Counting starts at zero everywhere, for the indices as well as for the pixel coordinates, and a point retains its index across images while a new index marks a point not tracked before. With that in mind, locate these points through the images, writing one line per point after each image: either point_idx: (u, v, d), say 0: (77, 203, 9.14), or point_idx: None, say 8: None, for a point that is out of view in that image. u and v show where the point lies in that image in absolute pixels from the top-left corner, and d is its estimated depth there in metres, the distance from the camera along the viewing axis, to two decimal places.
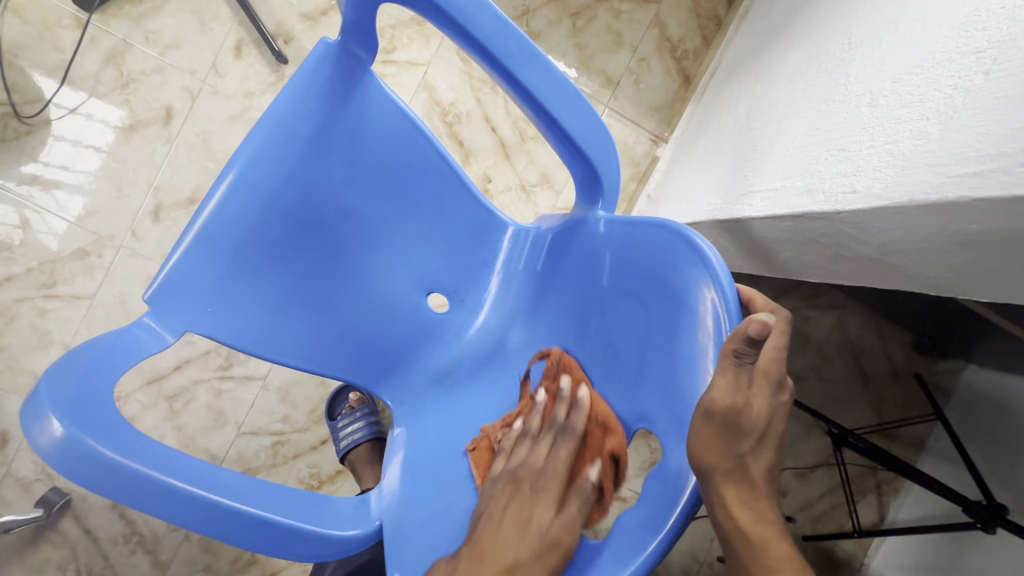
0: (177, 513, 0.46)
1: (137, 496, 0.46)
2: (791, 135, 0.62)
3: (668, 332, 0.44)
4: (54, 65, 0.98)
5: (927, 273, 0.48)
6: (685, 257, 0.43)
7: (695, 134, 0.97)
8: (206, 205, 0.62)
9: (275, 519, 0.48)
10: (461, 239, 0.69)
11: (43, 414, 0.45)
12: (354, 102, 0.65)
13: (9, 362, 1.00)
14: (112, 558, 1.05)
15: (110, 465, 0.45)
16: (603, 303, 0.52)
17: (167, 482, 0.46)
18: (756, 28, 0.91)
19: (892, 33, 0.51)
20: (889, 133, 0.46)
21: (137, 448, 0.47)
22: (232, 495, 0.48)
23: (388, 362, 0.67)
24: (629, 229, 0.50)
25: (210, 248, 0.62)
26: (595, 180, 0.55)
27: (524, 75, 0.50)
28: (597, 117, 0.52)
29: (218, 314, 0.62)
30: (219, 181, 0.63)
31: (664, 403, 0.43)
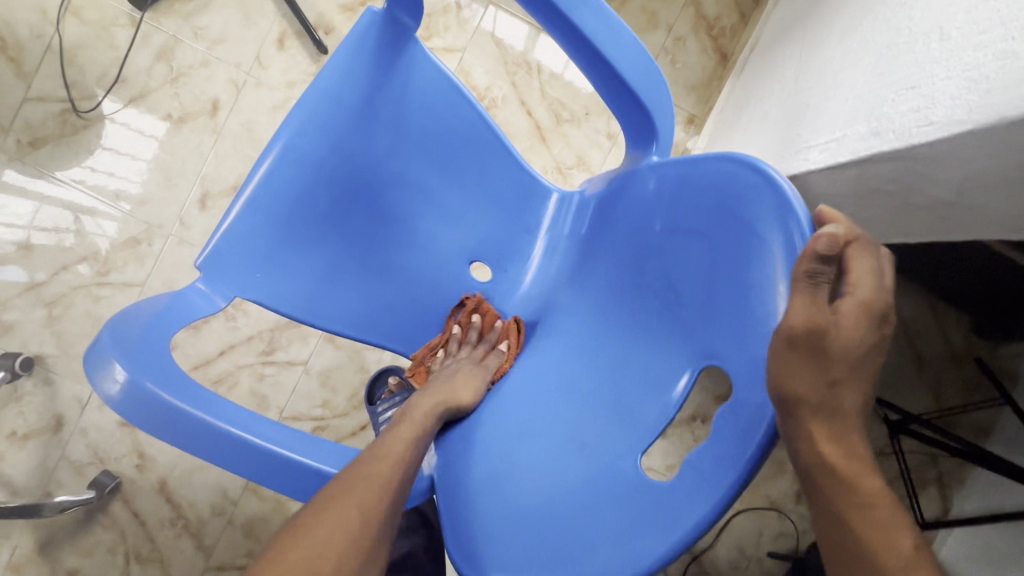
0: (231, 459, 0.47)
1: (196, 442, 0.46)
2: (849, 86, 0.59)
3: (738, 263, 0.43)
4: (109, 62, 1.03)
5: (1016, 210, 0.45)
6: (755, 188, 0.42)
7: (739, 106, 0.95)
8: (257, 172, 0.64)
9: (332, 470, 0.48)
10: (506, 204, 0.69)
11: (107, 360, 0.46)
12: (400, 70, 0.66)
13: (67, 348, 1.05)
14: (159, 541, 1.07)
15: (168, 409, 0.46)
16: (660, 248, 0.50)
17: (226, 429, 0.46)
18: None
19: None
20: (967, 62, 0.43)
21: (194, 393, 0.48)
22: (290, 447, 0.48)
23: (434, 329, 0.68)
24: (690, 168, 0.48)
25: (261, 215, 0.63)
26: (648, 124, 0.54)
27: (580, 17, 0.50)
28: (652, 59, 0.52)
29: (265, 280, 0.62)
30: (267, 152, 0.64)
31: (736, 339, 0.42)
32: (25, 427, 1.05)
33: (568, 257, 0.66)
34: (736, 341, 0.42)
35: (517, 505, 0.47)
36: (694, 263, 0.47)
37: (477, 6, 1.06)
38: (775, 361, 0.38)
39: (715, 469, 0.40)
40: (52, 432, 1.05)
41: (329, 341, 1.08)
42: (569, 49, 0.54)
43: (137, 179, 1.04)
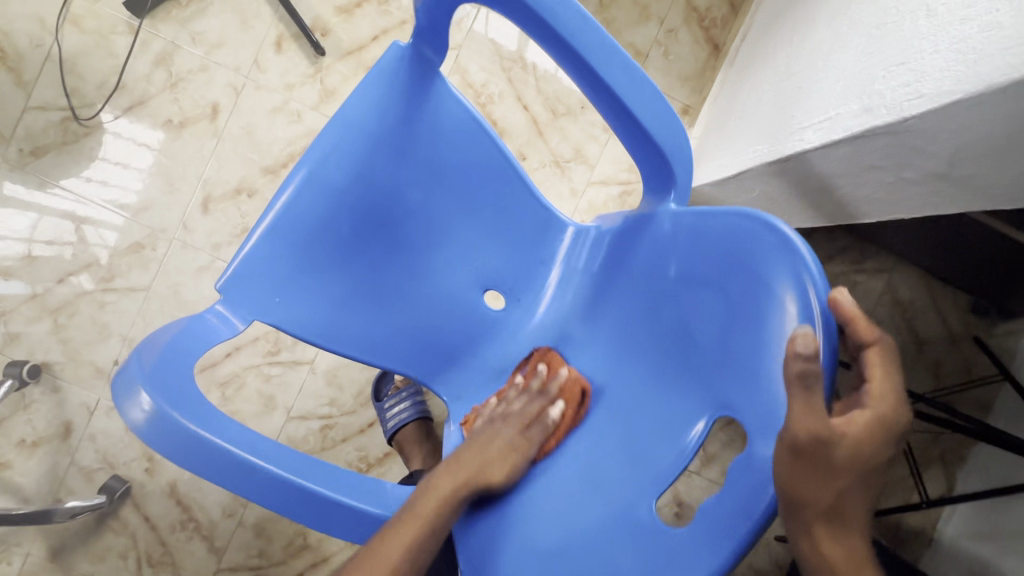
0: (254, 490, 0.48)
1: (222, 471, 0.47)
2: (841, 68, 0.61)
3: (755, 319, 0.46)
4: (108, 70, 1.04)
5: (1008, 179, 0.47)
6: (773, 248, 0.46)
7: (732, 93, 0.96)
8: (280, 198, 0.65)
9: (354, 505, 0.49)
10: (523, 242, 0.70)
11: (134, 388, 0.47)
12: (423, 105, 0.67)
13: (74, 354, 1.05)
14: (170, 544, 1.08)
15: (192, 440, 0.47)
16: (680, 297, 0.54)
17: (254, 463, 0.47)
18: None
19: None
20: (954, 35, 0.44)
21: (217, 422, 0.49)
22: (314, 479, 0.49)
23: (449, 357, 0.68)
24: (710, 223, 0.52)
25: (280, 239, 0.64)
26: (664, 166, 0.58)
27: (579, 41, 0.54)
28: (643, 75, 0.55)
29: (284, 303, 0.63)
30: (290, 178, 0.66)
31: (750, 391, 0.46)
32: (34, 435, 1.05)
33: (581, 292, 0.67)
34: (748, 392, 0.46)
35: (545, 551, 0.51)
36: (710, 314, 0.51)
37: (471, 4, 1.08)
38: (785, 472, 0.41)
39: (729, 521, 0.43)
40: (61, 438, 1.06)
41: None
42: (556, 55, 0.57)
43: (139, 187, 1.05)
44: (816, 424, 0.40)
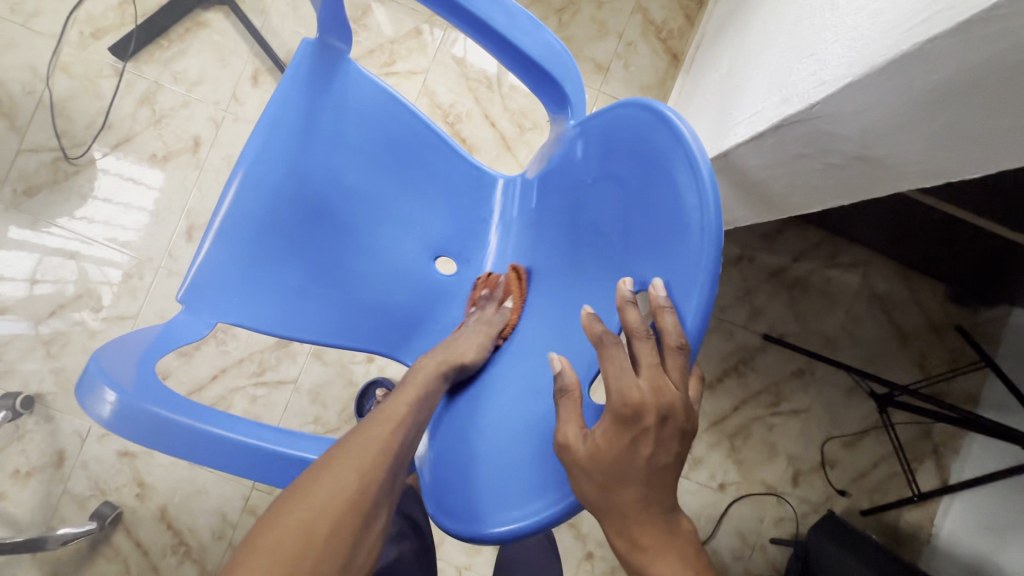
0: (220, 461, 0.49)
1: (185, 446, 0.49)
2: (766, 65, 0.64)
3: (645, 195, 0.43)
4: (96, 111, 1.10)
5: (917, 157, 0.48)
6: (647, 125, 0.43)
7: (687, 95, 0.99)
8: (224, 206, 0.69)
9: (314, 457, 0.50)
10: (455, 194, 0.73)
11: (96, 385, 0.49)
12: (339, 87, 0.71)
13: (66, 383, 1.08)
14: (162, 569, 1.09)
15: (156, 422, 0.48)
16: (586, 202, 0.51)
17: (210, 430, 0.49)
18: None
19: None
20: (848, 24, 0.47)
21: (181, 404, 0.51)
22: (272, 440, 0.50)
23: (408, 326, 0.71)
24: (606, 120, 0.49)
25: (231, 243, 0.69)
26: (559, 92, 0.57)
27: (477, 7, 0.54)
28: (554, 39, 0.55)
29: (243, 302, 0.67)
30: (231, 182, 0.70)
31: (654, 264, 0.41)
32: (28, 465, 1.08)
33: (520, 235, 0.68)
34: (659, 268, 0.41)
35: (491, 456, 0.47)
36: (610, 205, 0.48)
37: (436, 31, 1.13)
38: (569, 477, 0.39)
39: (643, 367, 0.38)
40: (55, 467, 1.08)
41: (317, 358, 1.12)
42: (478, 38, 0.58)
43: (142, 228, 1.09)
44: (567, 432, 0.40)
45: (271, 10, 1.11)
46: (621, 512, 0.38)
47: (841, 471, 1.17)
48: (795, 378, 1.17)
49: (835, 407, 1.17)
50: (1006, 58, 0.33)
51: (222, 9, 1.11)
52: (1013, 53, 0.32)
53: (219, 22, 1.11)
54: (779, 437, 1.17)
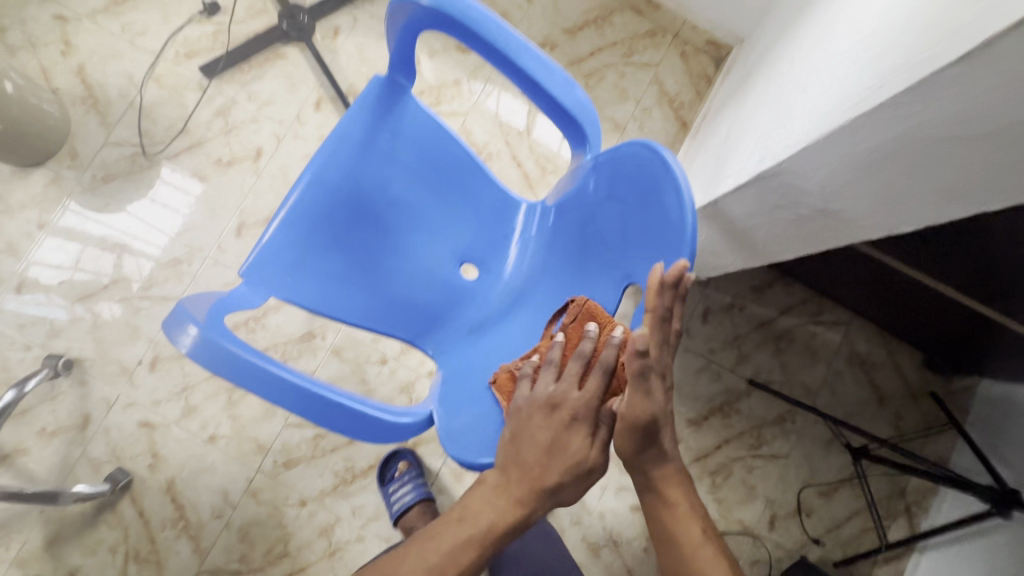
0: (269, 394, 0.59)
1: (246, 378, 0.58)
2: (754, 131, 0.78)
3: (642, 212, 0.57)
4: (177, 118, 1.26)
5: (862, 211, 0.60)
6: (642, 159, 0.57)
7: (693, 152, 1.13)
8: (288, 203, 0.82)
9: (347, 402, 0.59)
10: (485, 212, 0.86)
11: (183, 322, 0.60)
12: (398, 113, 0.85)
13: (104, 352, 1.18)
14: (159, 541, 1.14)
15: (223, 355, 0.58)
16: (593, 215, 0.66)
17: (268, 367, 0.58)
18: (750, 65, 1.08)
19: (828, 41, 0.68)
20: (811, 102, 0.61)
21: (244, 345, 0.61)
22: (317, 383, 0.59)
23: (431, 319, 0.83)
24: (612, 155, 0.62)
25: (291, 231, 0.81)
26: (580, 132, 0.70)
27: (521, 61, 0.67)
28: (580, 90, 0.68)
29: (294, 282, 0.79)
30: (298, 181, 0.83)
31: (646, 264, 0.57)
32: (55, 424, 1.16)
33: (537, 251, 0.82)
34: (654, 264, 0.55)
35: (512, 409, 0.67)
36: (613, 218, 0.62)
37: (479, 82, 1.30)
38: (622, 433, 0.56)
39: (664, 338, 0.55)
40: (78, 429, 1.16)
41: (335, 355, 1.21)
42: (521, 85, 0.71)
43: (175, 230, 1.22)
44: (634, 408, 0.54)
45: (340, 51, 1.29)
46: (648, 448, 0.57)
47: (816, 521, 1.21)
48: (776, 425, 1.24)
49: (813, 457, 1.24)
50: (910, 132, 0.46)
51: (299, 45, 1.29)
52: (914, 127, 0.45)
53: (294, 54, 1.28)
54: (758, 480, 1.23)
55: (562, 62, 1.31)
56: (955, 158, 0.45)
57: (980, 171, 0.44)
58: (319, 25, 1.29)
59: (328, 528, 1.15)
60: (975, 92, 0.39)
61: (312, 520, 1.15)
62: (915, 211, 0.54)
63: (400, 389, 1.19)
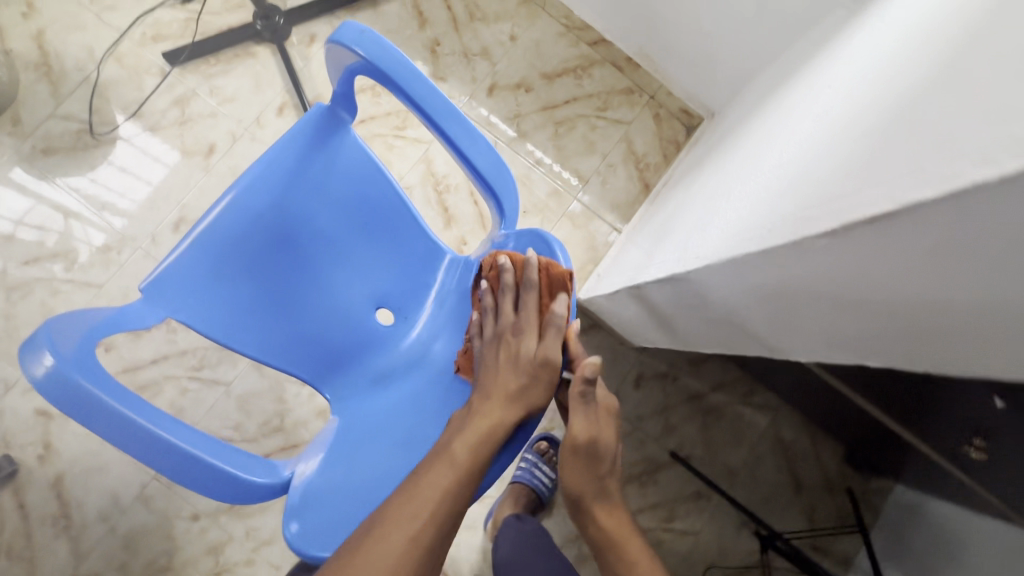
0: (121, 440, 0.56)
1: (97, 419, 0.56)
2: (687, 223, 0.76)
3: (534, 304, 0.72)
4: (132, 100, 1.22)
5: (763, 330, 0.59)
6: (541, 257, 0.72)
7: (645, 220, 1.12)
8: (203, 220, 0.78)
9: (204, 458, 0.57)
10: (410, 259, 0.86)
11: (39, 348, 0.56)
12: (334, 146, 0.83)
13: (11, 331, 1.12)
14: (35, 538, 1.08)
15: (77, 392, 0.55)
16: None
17: (122, 410, 0.56)
18: (711, 144, 1.08)
19: (762, 153, 0.67)
20: (727, 218, 0.60)
21: (105, 381, 0.58)
22: (173, 432, 0.57)
23: (337, 361, 0.81)
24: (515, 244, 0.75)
25: (198, 250, 0.77)
26: (498, 207, 0.71)
27: (446, 125, 0.66)
28: (501, 158, 0.68)
29: (195, 305, 0.75)
30: (218, 200, 0.79)
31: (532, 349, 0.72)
32: None
33: (454, 311, 0.84)
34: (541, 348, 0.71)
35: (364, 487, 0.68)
36: None
37: None
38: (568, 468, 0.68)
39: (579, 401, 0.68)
40: None
41: (255, 368, 1.17)
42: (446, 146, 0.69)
43: (140, 199, 1.19)
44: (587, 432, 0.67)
45: (313, 59, 1.27)
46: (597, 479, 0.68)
47: None
48: (691, 500, 1.23)
49: (724, 537, 1.23)
50: (792, 278, 0.45)
51: (271, 46, 1.26)
52: (794, 275, 0.45)
53: (265, 56, 1.25)
54: (665, 554, 1.21)
55: (535, 105, 1.30)
56: (836, 309, 0.44)
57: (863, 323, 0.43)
58: (296, 30, 1.27)
59: (217, 547, 1.11)
60: (870, 261, 0.36)
61: (202, 536, 1.11)
62: (806, 343, 0.53)
63: (316, 413, 1.16)
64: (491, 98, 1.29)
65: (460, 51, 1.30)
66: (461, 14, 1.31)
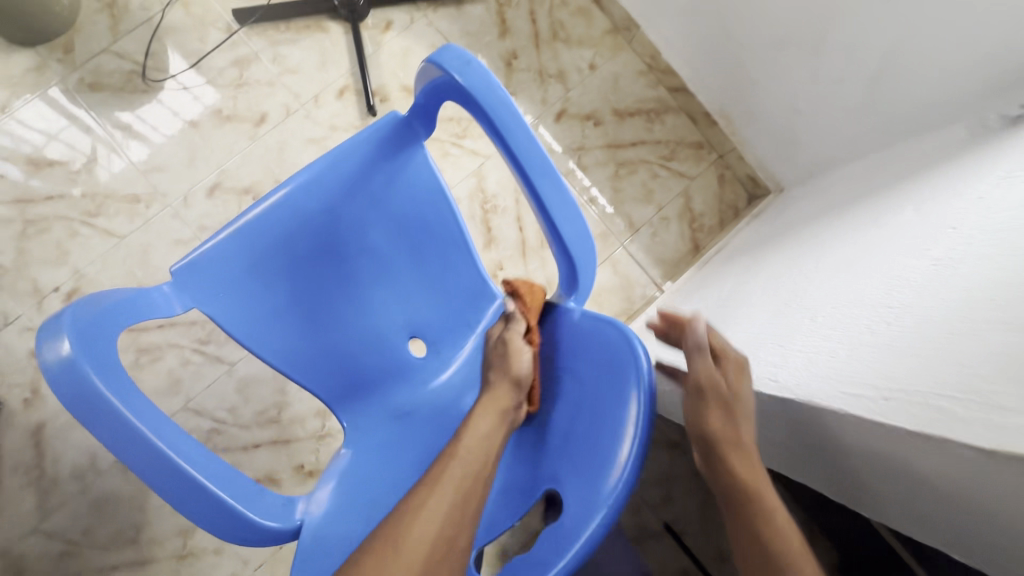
0: (124, 452, 0.51)
1: (103, 423, 0.51)
2: (753, 322, 0.73)
3: (597, 405, 0.64)
4: (192, 51, 1.16)
5: (832, 466, 0.58)
6: (624, 359, 0.63)
7: (691, 290, 1.09)
8: (252, 208, 0.73)
9: (212, 489, 0.53)
10: (455, 294, 0.84)
11: (59, 335, 0.52)
12: (403, 162, 0.79)
13: (22, 266, 1.08)
14: (4, 483, 1.04)
15: (88, 391, 0.51)
16: (556, 388, 0.70)
17: (128, 416, 0.51)
18: (776, 227, 1.04)
19: (849, 270, 0.65)
20: (814, 344, 0.57)
21: (120, 382, 0.54)
22: (181, 453, 0.52)
23: (359, 386, 0.78)
24: (591, 332, 0.68)
25: (241, 243, 0.72)
26: (572, 276, 0.70)
27: (540, 184, 0.64)
28: (586, 225, 0.67)
29: (226, 300, 0.71)
30: (270, 192, 0.74)
31: (583, 459, 0.61)
32: None
33: None
34: (590, 465, 0.60)
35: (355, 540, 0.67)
36: (568, 399, 0.68)
37: None
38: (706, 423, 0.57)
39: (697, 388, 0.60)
40: None
41: None
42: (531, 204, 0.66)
43: (169, 134, 1.14)
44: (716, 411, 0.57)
45: (385, 47, 1.21)
46: (736, 443, 0.56)
47: None
48: None
49: None
50: (908, 454, 0.44)
51: (345, 26, 1.21)
52: (914, 454, 0.43)
53: (337, 34, 1.20)
54: None
55: (601, 140, 1.25)
56: (946, 493, 0.44)
57: (973, 515, 0.43)
58: (373, 13, 1.21)
59: (188, 529, 1.07)
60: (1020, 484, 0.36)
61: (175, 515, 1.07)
62: (886, 496, 0.53)
63: (315, 412, 1.12)
64: (558, 124, 1.24)
65: (536, 69, 1.25)
66: (545, 31, 1.26)
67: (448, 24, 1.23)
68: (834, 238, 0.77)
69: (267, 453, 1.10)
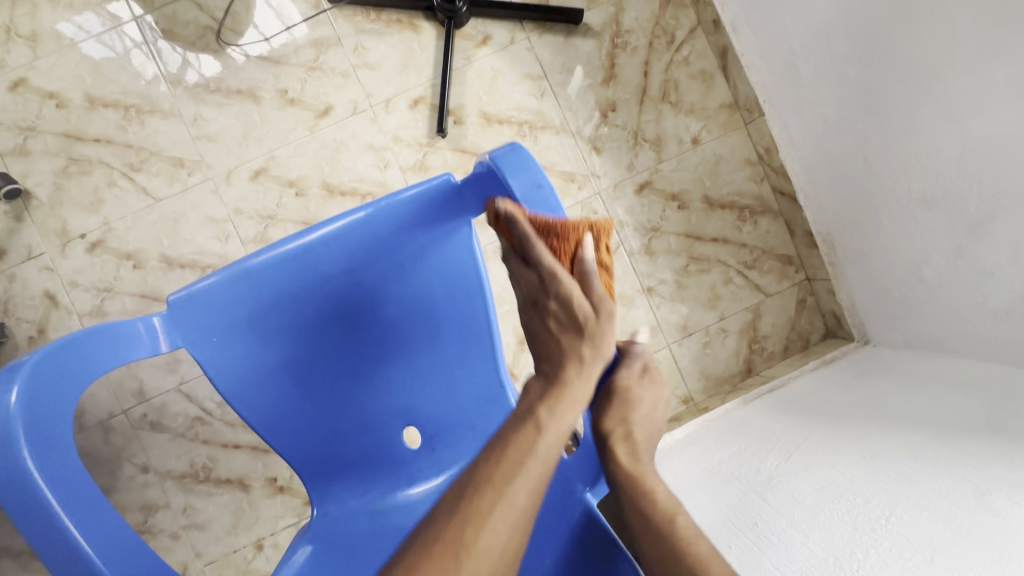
0: (34, 532, 0.48)
1: (20, 495, 0.48)
2: (788, 555, 0.64)
3: None
4: (274, 19, 1.07)
5: None
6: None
7: (728, 437, 0.93)
8: (266, 252, 0.64)
9: None
10: (466, 392, 0.74)
11: (10, 384, 0.49)
12: (444, 235, 0.69)
13: (55, 202, 1.05)
14: None
15: (14, 458, 0.48)
16: None
17: (61, 520, 0.48)
18: (852, 398, 0.86)
19: (924, 562, 0.54)
20: None
21: (57, 450, 0.51)
22: (95, 545, 0.50)
23: (337, 467, 0.71)
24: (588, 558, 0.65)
25: (245, 288, 0.64)
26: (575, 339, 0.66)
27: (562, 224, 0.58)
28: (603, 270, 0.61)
29: (217, 346, 0.64)
30: (288, 239, 0.65)
31: None
32: None
33: None
34: None
35: None
36: None
37: (585, 190, 1.09)
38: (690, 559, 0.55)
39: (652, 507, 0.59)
40: None
41: None
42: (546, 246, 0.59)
43: (253, 54, 1.07)
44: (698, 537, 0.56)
45: (475, 63, 1.09)
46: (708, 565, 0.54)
47: None
48: None
49: None
50: None
51: (440, 30, 1.09)
52: None
53: (428, 36, 1.09)
54: None
55: (680, 227, 1.11)
56: None
57: None
58: (473, 23, 1.09)
59: (151, 507, 1.06)
60: None
61: (143, 489, 1.06)
62: None
63: None
64: (638, 196, 1.10)
65: (632, 128, 1.11)
66: (655, 88, 1.11)
67: (550, 54, 1.10)
68: (908, 473, 0.65)
69: (245, 456, 1.07)
